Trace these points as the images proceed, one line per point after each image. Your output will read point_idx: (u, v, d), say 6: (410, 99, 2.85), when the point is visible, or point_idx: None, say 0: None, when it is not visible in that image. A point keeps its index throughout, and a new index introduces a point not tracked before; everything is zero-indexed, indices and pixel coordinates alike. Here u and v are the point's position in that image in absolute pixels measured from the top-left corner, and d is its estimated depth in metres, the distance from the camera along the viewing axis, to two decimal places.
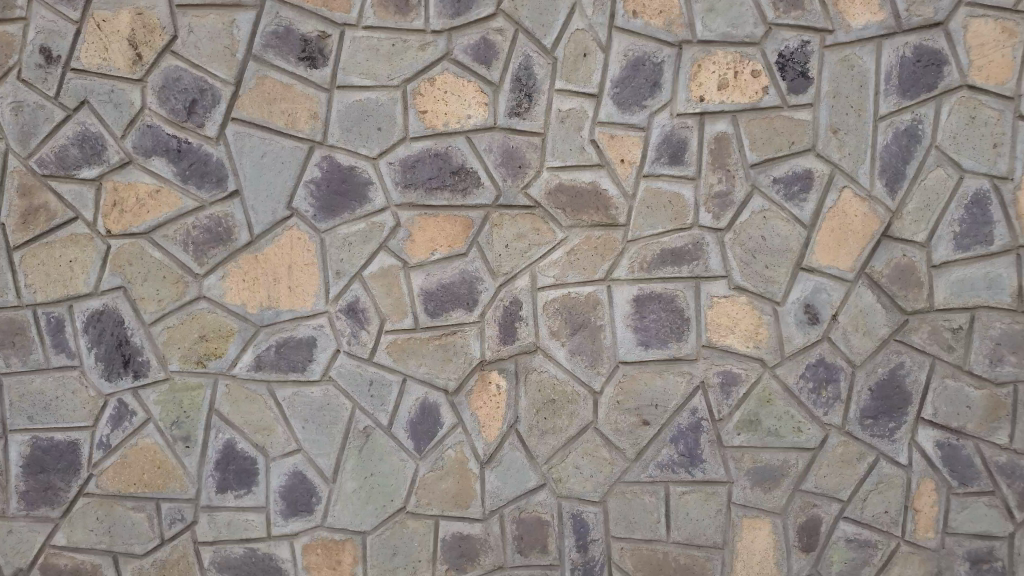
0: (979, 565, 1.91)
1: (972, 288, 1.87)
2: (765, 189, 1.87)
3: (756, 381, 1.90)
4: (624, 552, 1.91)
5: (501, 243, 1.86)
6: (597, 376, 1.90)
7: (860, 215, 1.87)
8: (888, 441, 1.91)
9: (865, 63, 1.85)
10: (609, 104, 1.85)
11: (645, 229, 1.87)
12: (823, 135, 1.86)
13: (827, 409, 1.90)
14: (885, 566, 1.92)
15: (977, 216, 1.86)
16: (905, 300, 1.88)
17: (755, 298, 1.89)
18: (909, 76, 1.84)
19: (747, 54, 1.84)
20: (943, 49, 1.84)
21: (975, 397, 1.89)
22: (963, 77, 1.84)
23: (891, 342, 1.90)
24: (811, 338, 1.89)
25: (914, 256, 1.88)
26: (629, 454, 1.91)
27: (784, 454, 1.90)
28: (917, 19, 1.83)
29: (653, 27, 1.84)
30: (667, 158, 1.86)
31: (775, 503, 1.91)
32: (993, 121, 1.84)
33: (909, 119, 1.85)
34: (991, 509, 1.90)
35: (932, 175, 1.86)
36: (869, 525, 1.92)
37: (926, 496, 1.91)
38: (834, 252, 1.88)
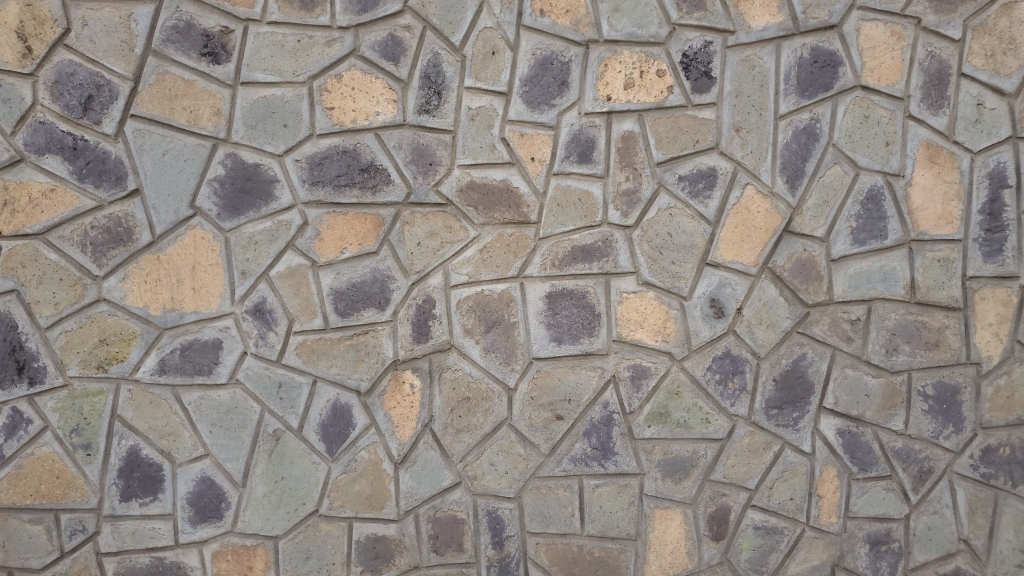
0: (878, 547, 2.00)
1: (868, 281, 1.95)
2: (671, 187, 1.91)
3: (666, 375, 1.94)
4: (540, 547, 1.93)
5: (412, 241, 1.85)
6: (511, 373, 1.91)
7: (762, 211, 1.93)
8: (792, 431, 1.97)
9: (765, 63, 1.90)
10: (518, 102, 1.86)
11: (556, 226, 1.89)
12: (726, 134, 1.91)
13: (733, 400, 1.95)
14: (792, 552, 1.99)
15: (872, 211, 1.94)
16: (806, 294, 1.95)
17: (664, 293, 1.93)
18: (807, 76, 1.91)
19: (652, 54, 1.88)
20: (837, 50, 1.91)
21: (873, 385, 1.97)
22: (857, 78, 1.91)
23: (793, 334, 1.96)
24: (717, 332, 1.94)
25: (814, 251, 1.94)
26: (544, 449, 1.92)
27: (693, 445, 1.95)
28: (813, 22, 1.90)
29: (561, 26, 1.86)
30: (576, 156, 1.88)
31: (685, 493, 1.95)
32: (885, 120, 1.93)
33: (807, 118, 1.92)
34: (888, 493, 1.99)
35: (830, 172, 1.93)
36: (775, 513, 1.97)
37: (829, 482, 1.98)
38: (738, 248, 1.93)
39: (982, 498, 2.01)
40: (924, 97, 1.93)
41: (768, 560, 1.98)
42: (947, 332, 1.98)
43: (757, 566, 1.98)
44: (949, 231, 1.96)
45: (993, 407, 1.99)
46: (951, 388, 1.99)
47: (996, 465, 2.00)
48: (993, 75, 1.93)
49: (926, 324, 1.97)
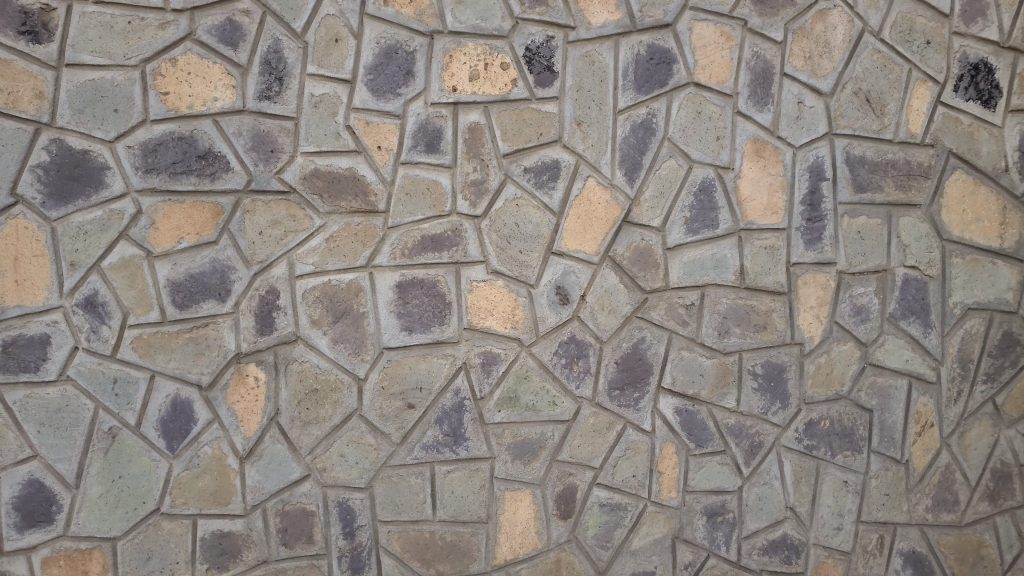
0: (715, 518, 2.12)
1: (702, 268, 2.07)
2: (517, 178, 1.96)
3: (514, 360, 1.99)
4: (391, 535, 1.93)
5: (255, 230, 1.82)
6: (361, 363, 1.91)
7: (603, 202, 2.01)
8: (633, 410, 2.06)
9: (605, 59, 1.98)
10: (363, 90, 1.86)
11: (404, 216, 1.90)
12: (569, 127, 1.97)
13: (579, 383, 2.03)
14: (635, 527, 2.08)
15: (704, 202, 2.06)
16: (644, 281, 2.05)
17: (511, 282, 1.97)
18: (644, 73, 1.99)
19: (496, 47, 1.91)
20: (671, 48, 2.00)
21: (707, 366, 2.09)
22: (690, 75, 2.02)
23: (633, 319, 2.05)
24: (563, 318, 2.01)
25: (651, 239, 2.04)
26: (395, 438, 1.93)
27: (541, 427, 2.01)
28: (649, 20, 1.98)
29: (405, 16, 1.87)
30: (423, 146, 1.90)
31: (534, 474, 2.01)
32: (716, 116, 2.04)
33: (644, 113, 2.01)
34: (723, 467, 2.12)
35: (665, 165, 2.03)
36: (619, 490, 2.06)
37: (668, 458, 2.09)
38: (581, 237, 2.00)
39: (805, 468, 2.17)
40: (751, 95, 2.06)
41: (614, 536, 2.07)
42: (774, 315, 2.12)
43: (604, 542, 2.06)
44: (774, 220, 2.10)
45: (814, 384, 2.16)
46: (778, 366, 2.13)
47: (817, 438, 2.17)
48: (811, 76, 2.09)
49: (755, 308, 2.11)
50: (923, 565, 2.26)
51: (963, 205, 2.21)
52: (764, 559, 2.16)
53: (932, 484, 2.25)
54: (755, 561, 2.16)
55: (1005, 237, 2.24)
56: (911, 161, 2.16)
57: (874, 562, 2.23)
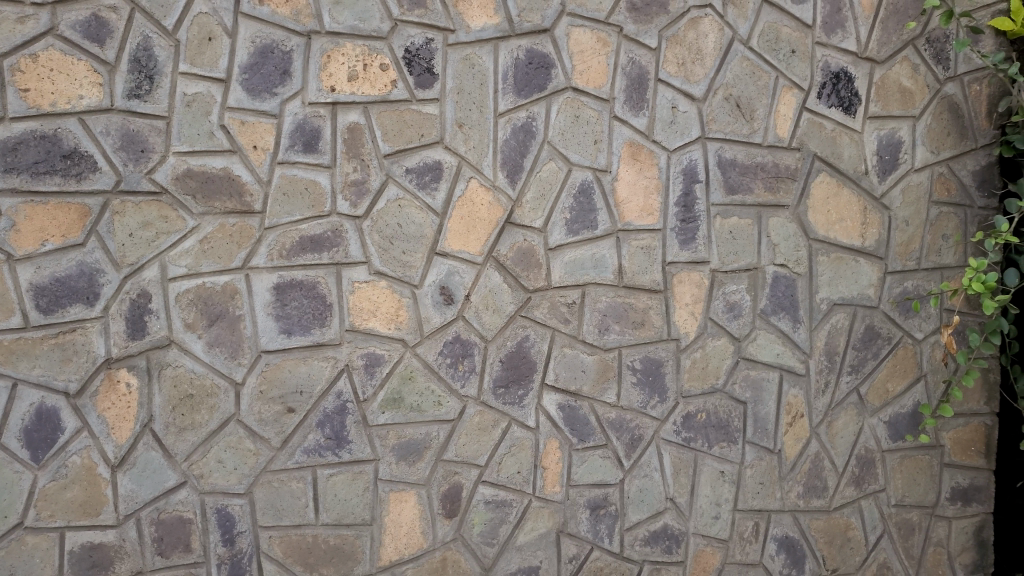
0: (597, 511, 2.18)
1: (582, 267, 2.13)
2: (398, 178, 1.96)
3: (398, 361, 1.99)
4: (273, 540, 1.91)
5: (124, 232, 1.77)
6: (238, 367, 1.88)
7: (485, 203, 2.03)
8: (518, 407, 2.10)
9: (485, 62, 2.00)
10: (238, 89, 1.83)
11: (282, 216, 1.88)
12: (450, 129, 1.99)
13: (463, 382, 2.05)
14: (520, 523, 2.11)
15: (583, 203, 2.11)
16: (527, 280, 2.08)
17: (394, 282, 1.97)
18: (523, 76, 2.03)
19: (375, 48, 1.92)
20: (550, 53, 2.05)
21: (588, 362, 2.15)
22: (568, 79, 2.07)
23: (517, 318, 2.09)
24: (447, 318, 2.02)
25: (533, 240, 2.08)
26: (275, 442, 1.91)
27: (426, 427, 2.02)
28: (527, 25, 2.02)
29: (281, 16, 1.85)
30: (301, 146, 1.88)
31: (419, 475, 2.02)
32: (593, 120, 2.10)
33: (524, 116, 2.05)
34: (604, 461, 2.18)
35: (546, 167, 2.07)
36: (504, 487, 2.09)
37: (552, 454, 2.13)
38: (464, 237, 2.02)
39: (684, 459, 2.26)
40: (627, 99, 2.12)
41: (499, 532, 2.09)
42: (651, 312, 2.20)
43: (489, 539, 2.09)
44: (650, 221, 2.17)
45: (691, 377, 2.24)
46: (656, 361, 2.21)
47: (694, 430, 2.26)
48: (684, 81, 2.17)
49: (633, 305, 2.18)
50: (795, 549, 2.38)
51: (828, 206, 2.32)
52: (645, 549, 2.23)
53: (803, 471, 2.37)
54: (637, 552, 2.22)
55: (866, 236, 2.36)
56: (780, 164, 2.27)
57: (749, 549, 2.33)
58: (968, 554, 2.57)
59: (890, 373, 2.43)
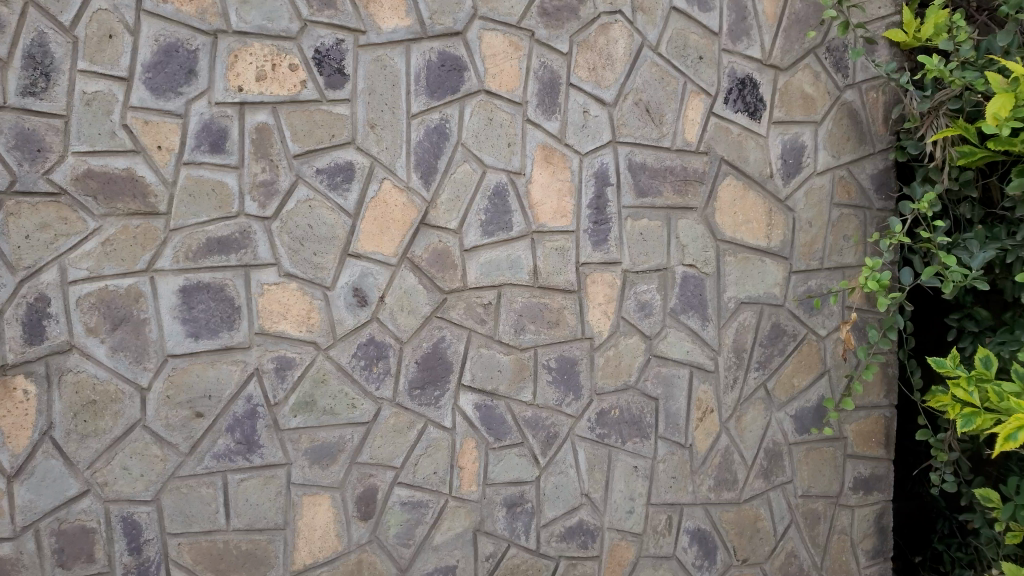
0: (514, 509, 2.20)
1: (498, 268, 2.14)
2: (309, 178, 1.95)
3: (310, 363, 1.98)
4: (182, 548, 1.88)
5: (20, 233, 1.73)
6: (144, 372, 1.84)
7: (398, 204, 2.03)
8: (434, 408, 2.10)
9: (396, 64, 2.01)
10: (140, 88, 1.80)
11: (188, 217, 1.85)
12: (362, 130, 1.99)
13: (378, 383, 2.04)
14: (437, 523, 2.12)
15: (498, 205, 2.13)
16: (442, 281, 2.09)
17: (305, 284, 1.96)
18: (436, 79, 2.04)
19: (284, 48, 1.90)
20: (462, 56, 2.06)
21: (504, 362, 2.17)
22: (481, 82, 2.09)
23: (433, 319, 2.09)
24: (360, 319, 2.02)
25: (448, 241, 2.09)
26: (183, 448, 1.87)
27: (339, 430, 2.01)
28: (439, 27, 2.03)
29: (185, 14, 1.82)
30: (207, 146, 1.86)
31: (333, 477, 2.01)
32: (506, 123, 2.12)
33: (437, 118, 2.06)
34: (520, 459, 2.20)
35: (460, 169, 2.09)
36: (420, 487, 2.10)
37: (468, 453, 2.14)
38: (377, 239, 2.02)
39: (598, 456, 2.30)
40: (539, 103, 2.15)
41: (415, 533, 2.10)
42: (566, 312, 2.23)
43: (405, 539, 2.09)
44: (564, 222, 2.21)
45: (604, 375, 2.29)
46: (570, 360, 2.25)
47: (608, 426, 2.31)
48: (595, 86, 2.21)
49: (548, 305, 2.21)
50: (707, 541, 2.44)
51: (735, 208, 2.40)
52: (561, 545, 2.26)
53: (713, 465, 2.44)
54: (554, 548, 2.25)
55: (771, 237, 2.45)
56: (688, 167, 2.33)
57: (663, 542, 2.38)
58: (870, 540, 2.68)
59: (796, 369, 2.52)
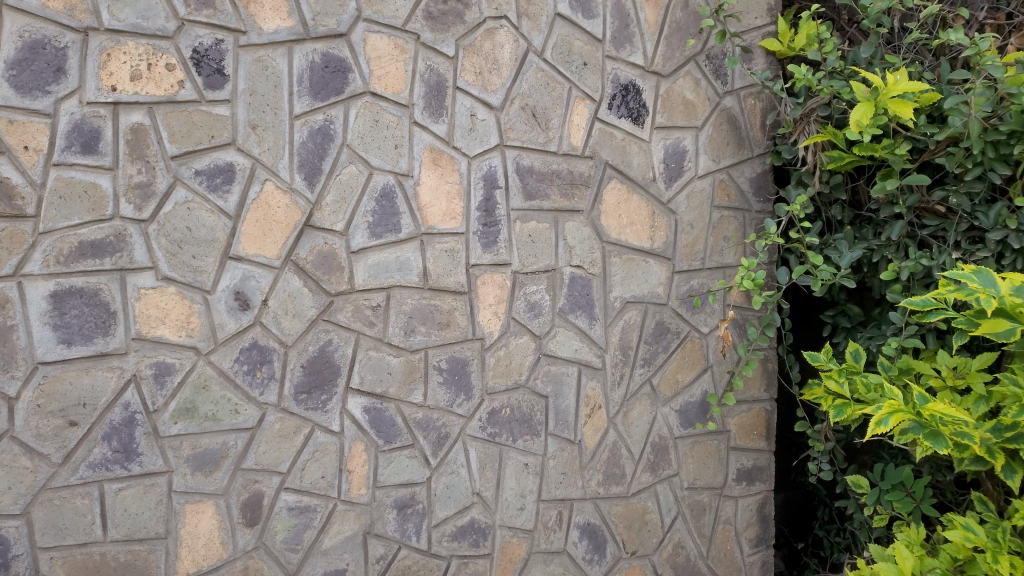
0: (404, 510, 2.21)
1: (386, 270, 2.14)
2: (188, 180, 1.92)
3: (191, 369, 1.94)
4: (55, 562, 1.81)
5: None
6: (11, 381, 1.77)
7: (282, 206, 2.02)
8: (321, 412, 2.09)
9: (278, 65, 1.99)
10: (4, 87, 1.73)
11: (59, 220, 1.79)
12: (243, 130, 1.96)
13: (262, 388, 2.02)
14: (325, 527, 2.11)
15: (385, 207, 2.13)
16: (329, 283, 2.08)
17: (184, 288, 1.92)
18: (319, 80, 2.03)
19: (160, 47, 1.86)
20: (346, 57, 2.06)
21: (394, 364, 2.17)
22: (366, 84, 2.09)
23: (319, 322, 2.08)
24: (243, 323, 1.99)
25: (334, 243, 2.08)
26: (55, 458, 1.81)
27: (223, 436, 1.98)
28: (323, 29, 2.02)
29: (52, 10, 1.76)
30: (79, 147, 1.80)
31: (216, 484, 1.98)
32: (393, 125, 2.13)
33: (322, 119, 2.05)
34: (411, 460, 2.21)
35: (345, 170, 2.08)
36: (308, 492, 2.08)
37: (357, 456, 2.14)
38: (260, 241, 2.00)
39: (489, 455, 2.33)
40: (426, 106, 2.16)
41: (303, 538, 2.08)
42: (456, 313, 2.25)
43: (293, 545, 2.07)
44: (453, 224, 2.22)
45: (495, 374, 2.32)
46: (460, 361, 2.27)
47: (499, 425, 2.34)
48: (482, 90, 2.23)
49: (438, 306, 2.22)
50: (597, 535, 2.51)
51: (619, 211, 2.47)
52: (452, 545, 2.28)
53: (602, 460, 2.50)
54: (445, 548, 2.27)
55: (655, 238, 2.53)
56: (574, 171, 2.39)
57: (553, 537, 2.43)
58: (753, 528, 2.79)
59: (680, 365, 2.62)
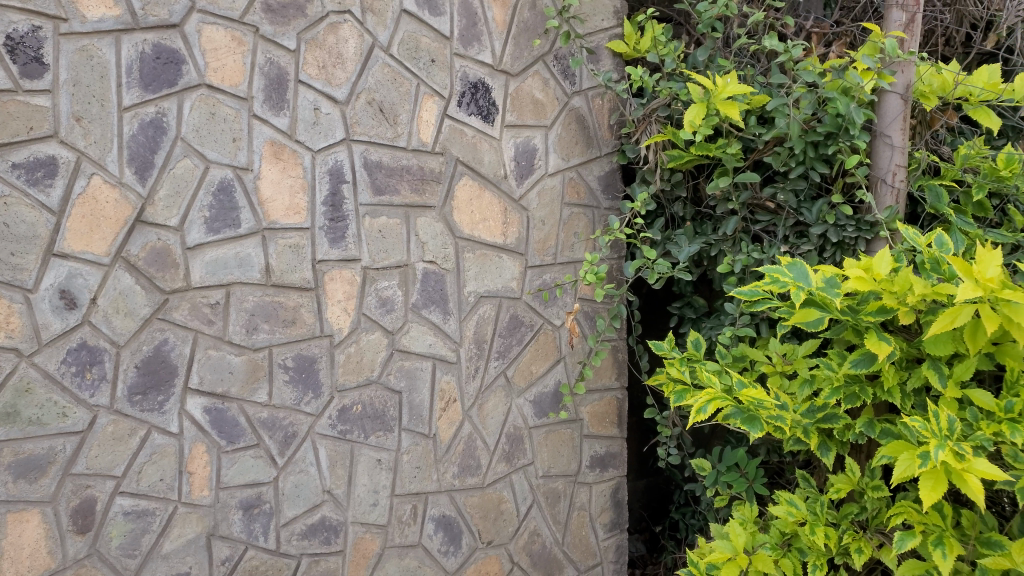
0: (251, 510, 2.18)
1: (225, 267, 2.10)
2: (5, 174, 1.82)
3: (12, 372, 1.85)
4: None
5: None
6: None
7: (111, 201, 1.95)
8: (158, 414, 2.03)
9: (104, 55, 1.92)
10: None
11: None
12: (66, 122, 1.88)
13: (93, 391, 1.95)
14: (165, 531, 2.05)
15: (223, 202, 2.09)
16: (163, 281, 2.02)
17: (2, 287, 1.83)
18: (150, 72, 1.97)
19: None
20: (180, 49, 2.00)
21: (235, 363, 2.13)
22: (201, 77, 2.04)
23: (154, 321, 2.02)
24: (70, 323, 1.91)
25: (168, 239, 2.03)
26: None
27: (49, 441, 1.90)
28: (153, 19, 1.96)
29: None
30: None
31: (43, 491, 1.89)
32: (230, 118, 2.09)
33: (153, 111, 1.98)
34: (256, 460, 2.18)
35: (180, 164, 2.03)
36: (145, 495, 2.02)
37: (198, 458, 2.09)
38: (87, 237, 1.93)
39: (340, 452, 2.32)
40: (266, 99, 2.13)
41: (141, 543, 2.02)
42: (302, 310, 2.23)
43: (129, 551, 2.00)
44: (297, 220, 2.19)
45: (345, 372, 2.31)
46: (308, 358, 2.25)
47: (350, 422, 2.33)
48: (326, 84, 2.21)
49: (282, 304, 2.20)
50: (452, 526, 2.54)
51: (471, 207, 2.50)
52: (303, 543, 2.26)
53: (457, 453, 2.53)
54: (295, 547, 2.25)
55: (507, 234, 2.58)
56: (424, 167, 2.40)
57: (408, 531, 2.45)
58: (607, 514, 2.89)
59: (533, 357, 2.68)
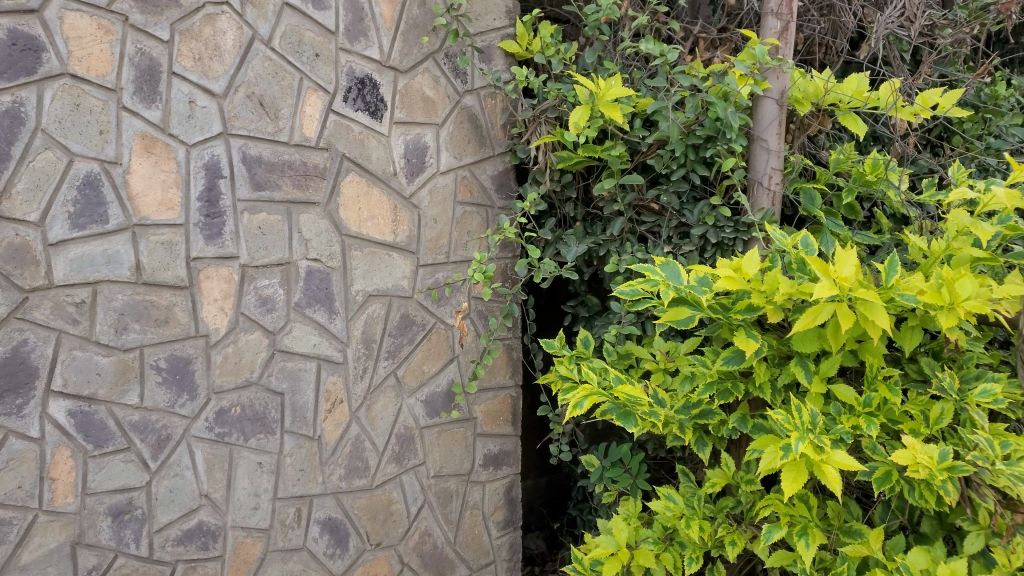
0: (121, 517, 2.10)
1: (91, 264, 2.02)
2: None
3: None
4: None
5: None
6: None
7: None
8: (15, 418, 1.94)
9: None
10: None
11: None
12: None
13: None
14: (24, 540, 1.96)
15: (89, 196, 2.01)
16: (22, 279, 1.93)
17: None
18: (6, 59, 1.88)
19: None
20: (39, 35, 1.92)
21: (103, 364, 2.05)
22: (64, 65, 1.95)
23: (11, 320, 1.93)
24: None
25: (27, 235, 1.94)
26: None
27: None
28: (9, 3, 1.87)
29: None
30: None
31: None
32: (97, 109, 2.01)
33: (9, 100, 1.89)
34: (126, 465, 2.10)
35: (40, 157, 1.94)
36: (2, 504, 1.92)
37: (62, 464, 2.00)
38: None
39: (218, 455, 2.26)
40: (136, 90, 2.06)
41: None
42: (176, 309, 2.16)
43: None
44: (170, 216, 2.13)
45: (223, 373, 2.25)
46: (182, 359, 2.18)
47: (228, 424, 2.27)
48: (202, 76, 2.15)
49: (154, 303, 2.12)
50: (338, 529, 2.50)
51: (358, 204, 2.46)
52: (178, 549, 2.19)
53: (344, 454, 2.50)
54: (169, 553, 2.18)
55: (397, 232, 2.55)
56: (308, 162, 2.35)
57: (292, 534, 2.40)
58: (500, 512, 2.90)
59: (425, 356, 2.66)
